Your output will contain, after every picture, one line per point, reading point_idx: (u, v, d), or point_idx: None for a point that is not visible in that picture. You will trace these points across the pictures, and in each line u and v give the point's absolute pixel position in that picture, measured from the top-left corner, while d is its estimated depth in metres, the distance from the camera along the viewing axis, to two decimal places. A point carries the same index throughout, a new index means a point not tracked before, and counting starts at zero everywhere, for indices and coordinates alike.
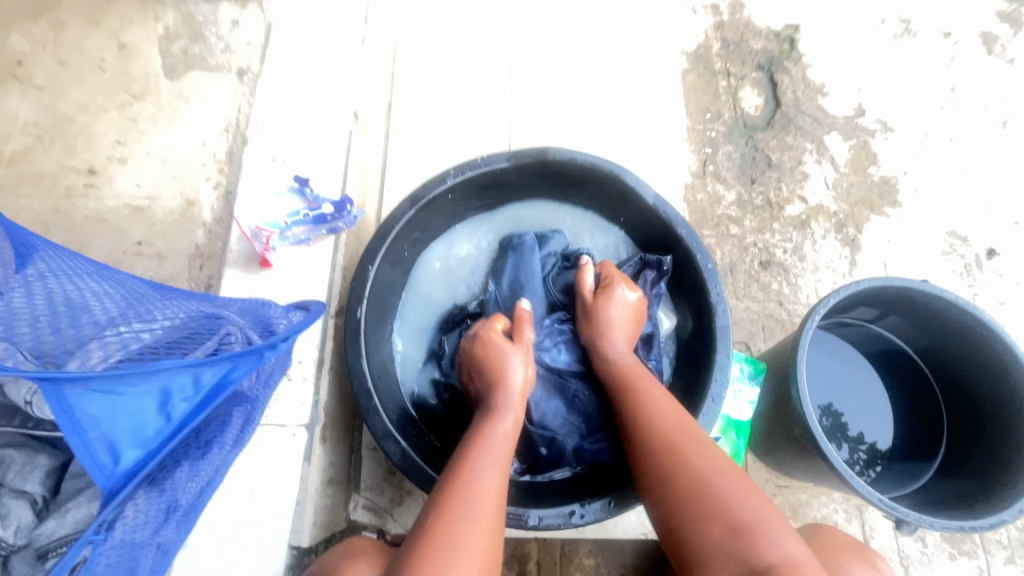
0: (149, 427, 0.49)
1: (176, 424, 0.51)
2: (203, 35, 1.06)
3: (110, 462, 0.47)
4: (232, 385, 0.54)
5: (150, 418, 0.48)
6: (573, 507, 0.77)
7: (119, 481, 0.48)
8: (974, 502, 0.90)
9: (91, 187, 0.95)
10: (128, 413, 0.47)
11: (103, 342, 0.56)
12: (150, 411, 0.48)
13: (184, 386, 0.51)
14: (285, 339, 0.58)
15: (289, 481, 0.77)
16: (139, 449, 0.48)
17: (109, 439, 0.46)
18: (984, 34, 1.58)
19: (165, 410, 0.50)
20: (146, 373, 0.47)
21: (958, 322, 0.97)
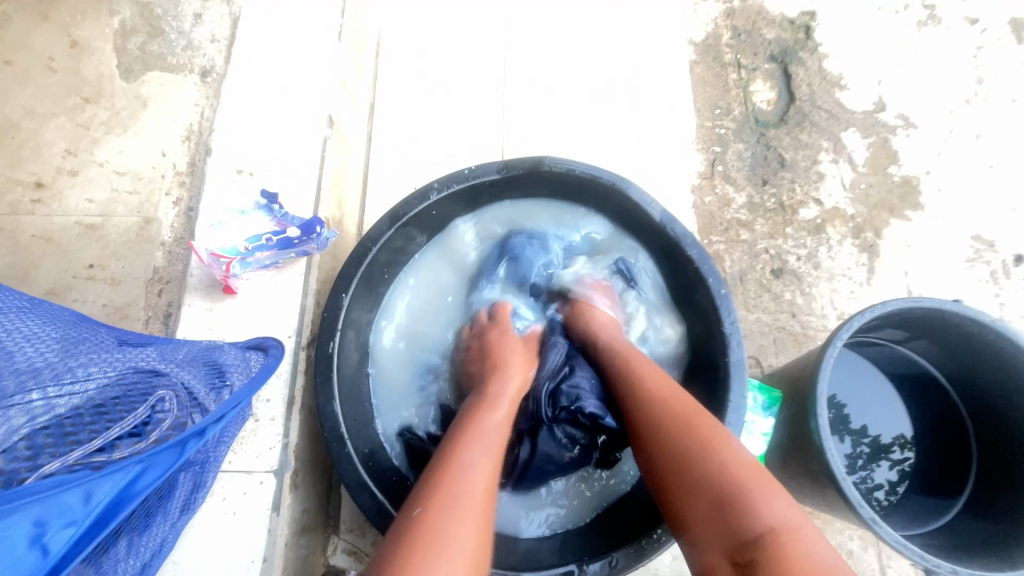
0: (20, 569, 0.38)
1: (54, 562, 0.40)
2: (162, 30, 0.96)
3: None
4: (134, 497, 0.45)
5: (21, 554, 0.37)
6: (570, 567, 0.69)
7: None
8: (1010, 547, 0.83)
9: (38, 203, 0.86)
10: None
11: (4, 415, 0.44)
12: (22, 545, 0.37)
13: (68, 502, 0.40)
14: (214, 421, 0.52)
15: (255, 537, 0.70)
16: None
17: None
18: (1014, 20, 1.47)
19: (40, 542, 0.38)
20: (13, 503, 0.36)
21: (993, 347, 0.88)
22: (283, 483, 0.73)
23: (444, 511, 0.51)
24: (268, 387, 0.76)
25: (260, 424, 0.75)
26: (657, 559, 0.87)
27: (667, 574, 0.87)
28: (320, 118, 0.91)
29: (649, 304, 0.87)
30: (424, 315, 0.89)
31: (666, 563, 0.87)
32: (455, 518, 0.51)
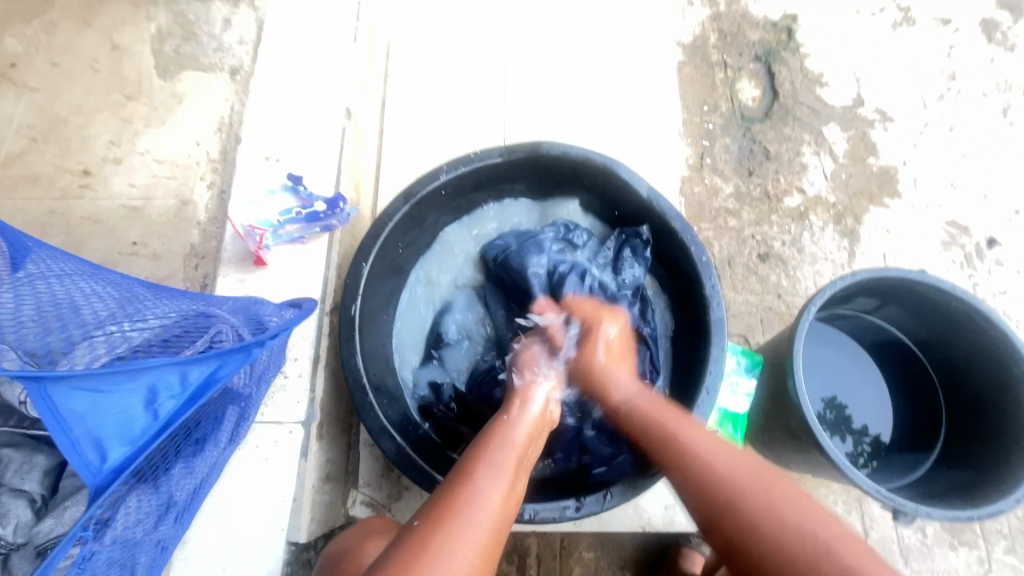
0: (137, 424, 0.49)
1: (164, 422, 0.51)
2: (196, 34, 1.06)
3: (97, 459, 0.47)
4: (219, 381, 0.55)
5: (138, 414, 0.49)
6: (568, 501, 0.76)
7: (107, 478, 0.47)
8: (971, 493, 0.91)
9: (85, 189, 0.96)
10: (114, 409, 0.48)
11: (91, 344, 0.58)
12: (139, 407, 0.49)
13: (169, 382, 0.52)
14: (272, 335, 0.59)
15: (286, 478, 0.78)
16: (128, 445, 0.48)
17: (93, 435, 0.46)
18: (984, 21, 1.56)
19: (152, 406, 0.50)
20: (134, 369, 0.48)
21: (956, 312, 0.96)
22: (310, 432, 0.81)
23: (476, 479, 0.60)
24: (296, 347, 0.84)
25: (289, 380, 0.83)
26: (649, 508, 0.96)
27: (659, 522, 0.96)
28: (339, 111, 1.01)
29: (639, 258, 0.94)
30: (440, 291, 0.99)
31: (658, 511, 0.96)
32: (483, 484, 0.60)
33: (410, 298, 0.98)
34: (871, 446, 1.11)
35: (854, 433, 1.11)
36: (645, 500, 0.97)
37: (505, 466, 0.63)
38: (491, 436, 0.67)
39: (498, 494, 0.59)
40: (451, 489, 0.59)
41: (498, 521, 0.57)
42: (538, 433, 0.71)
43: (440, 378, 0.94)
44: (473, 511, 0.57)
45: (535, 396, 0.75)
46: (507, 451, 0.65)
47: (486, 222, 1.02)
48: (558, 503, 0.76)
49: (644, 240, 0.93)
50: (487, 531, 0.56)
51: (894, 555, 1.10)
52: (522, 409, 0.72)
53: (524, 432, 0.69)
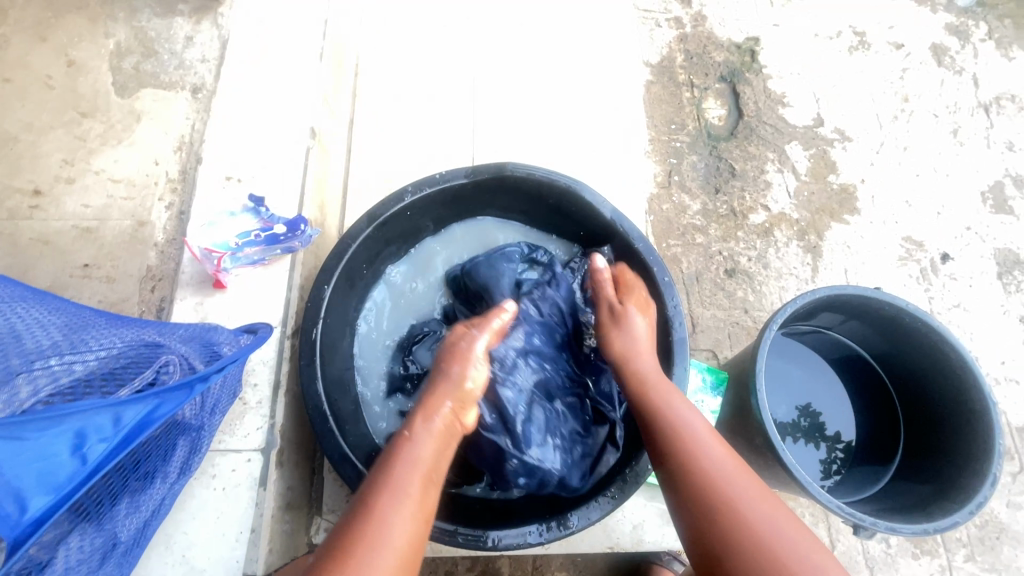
0: (62, 470, 0.48)
1: (93, 468, 0.50)
2: (156, 51, 1.05)
3: (16, 511, 0.46)
4: (157, 421, 0.54)
5: (62, 460, 0.48)
6: (532, 526, 0.75)
7: (27, 530, 0.46)
8: (928, 506, 0.93)
9: (36, 209, 0.92)
10: (36, 457, 0.47)
11: (30, 376, 0.54)
12: (64, 453, 0.48)
13: (101, 425, 0.50)
14: (217, 369, 0.59)
15: (243, 509, 0.75)
16: (50, 494, 0.47)
17: (13, 486, 0.45)
18: (934, 46, 1.64)
19: (80, 452, 0.49)
20: (58, 415, 0.47)
21: (910, 327, 1.00)
22: (269, 460, 0.79)
23: (379, 514, 0.57)
24: (256, 372, 0.82)
25: (248, 407, 0.81)
26: (619, 529, 0.95)
27: (628, 543, 0.95)
28: (304, 130, 1.00)
29: (602, 280, 0.95)
30: (404, 316, 0.98)
31: (626, 532, 0.95)
32: (387, 518, 0.57)
33: (375, 315, 0.96)
34: (845, 452, 1.14)
35: (827, 439, 1.14)
36: (614, 521, 0.96)
37: (411, 491, 0.60)
38: (397, 453, 0.64)
39: (403, 527, 0.57)
40: (353, 526, 0.57)
41: (405, 556, 0.56)
42: (447, 440, 0.67)
43: (405, 406, 0.91)
44: (376, 552, 0.55)
45: (442, 400, 0.69)
46: (411, 477, 0.61)
47: (449, 246, 1.02)
48: (522, 530, 0.75)
49: (606, 258, 0.95)
50: (387, 574, 0.54)
51: (859, 567, 1.12)
52: (427, 419, 0.67)
53: (430, 447, 0.65)
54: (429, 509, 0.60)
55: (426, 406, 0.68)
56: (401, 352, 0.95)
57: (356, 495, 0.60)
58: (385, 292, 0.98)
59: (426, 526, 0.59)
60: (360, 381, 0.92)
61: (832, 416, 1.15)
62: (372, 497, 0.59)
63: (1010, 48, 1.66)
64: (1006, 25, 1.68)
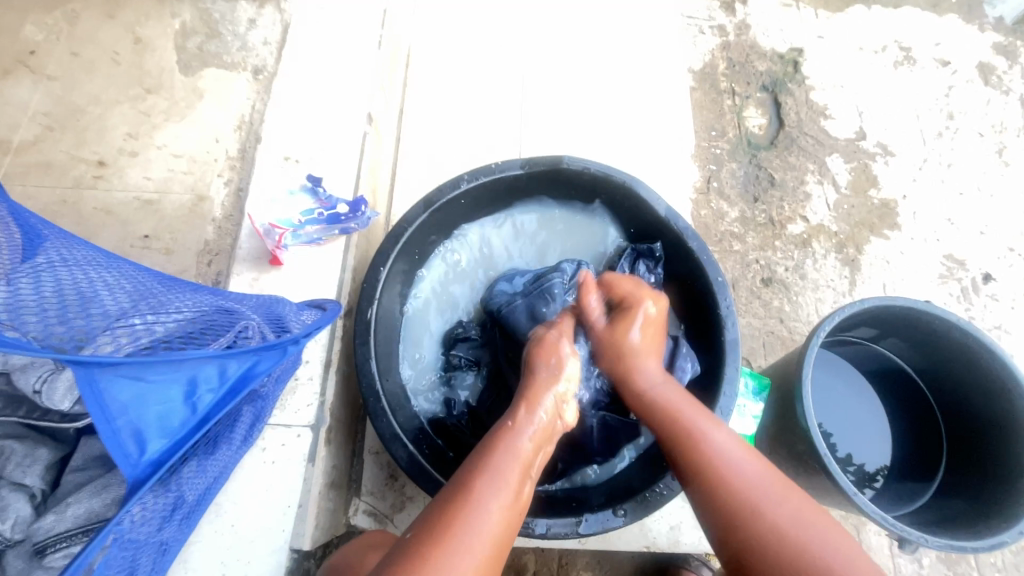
0: (176, 416, 0.50)
1: (200, 417, 0.52)
2: (220, 32, 1.07)
3: (136, 452, 0.47)
4: (256, 377, 0.56)
5: (176, 407, 0.50)
6: (581, 516, 0.75)
7: (145, 470, 0.48)
8: (973, 524, 0.91)
9: (99, 179, 0.94)
10: (158, 399, 0.48)
11: (114, 335, 0.54)
12: (178, 400, 0.50)
13: (209, 376, 0.52)
14: (306, 334, 0.60)
15: (293, 483, 0.76)
16: (166, 438, 0.49)
17: (135, 426, 0.47)
18: (981, 64, 1.62)
19: (190, 401, 0.51)
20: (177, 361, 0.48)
21: (959, 343, 0.98)
22: (319, 437, 0.80)
23: (476, 500, 0.59)
24: (308, 350, 0.83)
25: (300, 382, 0.82)
26: (654, 528, 0.95)
27: (664, 543, 0.94)
28: (361, 116, 1.01)
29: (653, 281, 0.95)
30: (447, 308, 0.98)
31: (663, 532, 0.95)
32: (483, 505, 0.59)
33: (418, 306, 0.96)
34: (859, 474, 1.12)
35: (840, 461, 1.12)
36: (649, 520, 0.95)
37: (509, 481, 0.63)
38: (495, 445, 0.67)
39: (499, 515, 0.59)
40: (451, 504, 0.59)
41: (495, 542, 0.58)
42: (545, 439, 0.70)
43: (448, 397, 0.93)
44: (470, 532, 0.57)
45: (545, 397, 0.73)
46: (513, 468, 0.64)
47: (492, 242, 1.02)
48: (569, 518, 0.75)
49: (658, 258, 0.94)
50: (484, 551, 0.56)
51: None
52: (529, 415, 0.71)
53: (530, 440, 0.68)
54: (520, 502, 0.62)
55: (529, 398, 0.72)
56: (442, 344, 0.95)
57: (457, 475, 0.63)
58: (427, 282, 0.98)
59: (519, 515, 0.62)
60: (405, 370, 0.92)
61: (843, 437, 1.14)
62: (476, 482, 0.61)
63: None
64: None
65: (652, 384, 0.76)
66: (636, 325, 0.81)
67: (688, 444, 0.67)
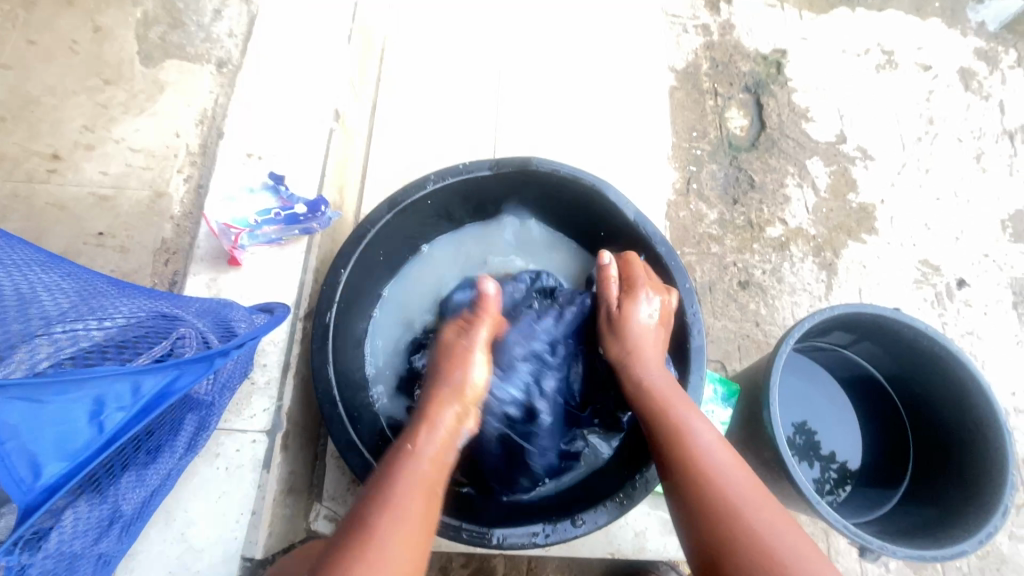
0: (78, 437, 0.47)
1: (110, 436, 0.49)
2: (184, 22, 1.03)
3: (30, 476, 0.45)
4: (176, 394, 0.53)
5: (80, 427, 0.47)
6: (539, 527, 0.75)
7: (39, 497, 0.45)
8: (933, 532, 0.92)
9: (53, 173, 0.91)
10: (54, 420, 0.45)
11: (31, 346, 0.52)
12: (82, 420, 0.47)
13: (120, 393, 0.49)
14: (239, 346, 0.57)
15: (245, 490, 0.74)
16: (64, 462, 0.47)
17: (26, 450, 0.44)
18: (962, 69, 1.62)
19: (97, 420, 0.48)
20: (78, 380, 0.46)
21: (928, 351, 0.98)
22: (274, 443, 0.78)
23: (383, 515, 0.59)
24: (265, 353, 0.81)
25: (255, 387, 0.79)
26: (620, 536, 0.94)
27: (629, 550, 0.94)
28: (327, 112, 0.98)
29: None
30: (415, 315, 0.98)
31: (628, 539, 0.94)
32: (382, 540, 0.57)
33: (387, 315, 0.97)
34: (841, 471, 1.13)
35: (822, 459, 1.13)
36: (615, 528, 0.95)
37: (411, 507, 0.61)
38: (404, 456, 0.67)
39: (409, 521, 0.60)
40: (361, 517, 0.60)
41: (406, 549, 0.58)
42: (446, 453, 0.69)
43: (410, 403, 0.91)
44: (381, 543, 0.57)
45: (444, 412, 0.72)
46: (415, 491, 0.63)
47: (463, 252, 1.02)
48: (527, 528, 0.75)
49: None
50: None
51: None
52: (430, 433, 0.70)
53: (430, 460, 0.67)
54: (427, 527, 0.61)
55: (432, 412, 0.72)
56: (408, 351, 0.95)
57: (353, 512, 0.61)
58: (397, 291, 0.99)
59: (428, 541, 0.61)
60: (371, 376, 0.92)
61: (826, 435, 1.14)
62: (373, 515, 0.59)
63: None
64: None
65: (652, 374, 0.78)
66: (643, 305, 0.83)
67: (682, 429, 0.70)
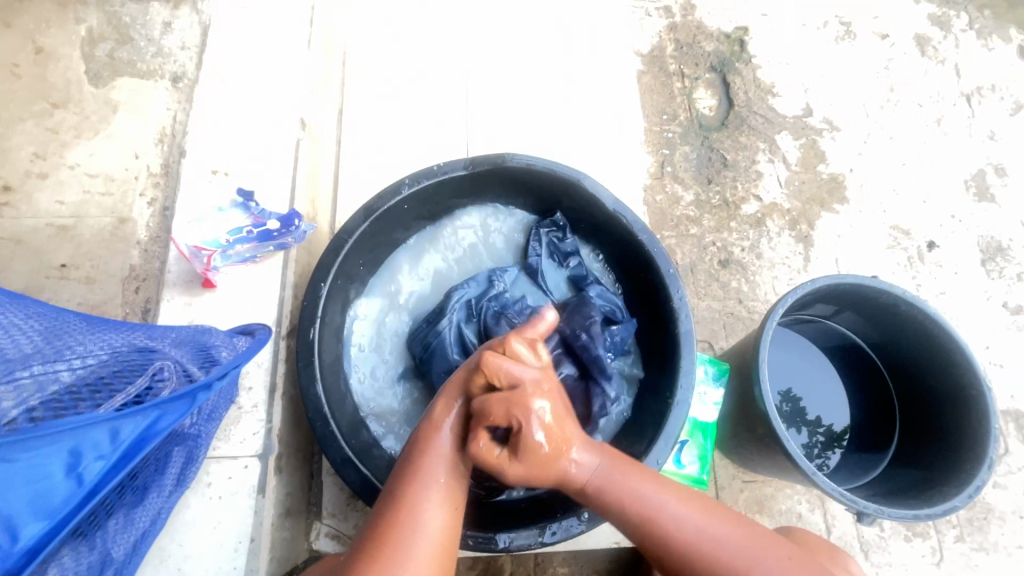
0: (56, 494, 0.45)
1: (90, 488, 0.47)
2: (131, 38, 0.99)
3: (7, 541, 0.43)
4: (157, 435, 0.51)
5: (57, 483, 0.45)
6: (544, 526, 0.74)
7: (19, 560, 0.43)
8: (925, 491, 0.94)
9: (6, 206, 0.87)
10: (27, 479, 0.43)
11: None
12: (59, 474, 0.45)
13: (97, 441, 0.47)
14: (220, 375, 0.56)
15: (243, 518, 0.72)
16: (44, 520, 0.44)
17: (4, 515, 0.42)
18: (918, 36, 1.63)
19: (75, 471, 0.46)
20: (50, 434, 0.43)
21: (907, 315, 1.00)
22: (268, 466, 0.76)
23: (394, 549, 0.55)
24: (250, 375, 0.79)
25: (243, 411, 0.77)
26: None
27: None
28: (293, 121, 0.95)
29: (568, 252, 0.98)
30: (397, 348, 0.94)
31: None
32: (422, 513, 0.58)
33: (366, 351, 0.92)
34: (826, 435, 1.16)
35: (807, 425, 1.15)
36: None
37: (439, 483, 0.59)
38: (433, 431, 0.63)
39: (439, 516, 0.58)
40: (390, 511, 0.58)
41: (446, 539, 0.58)
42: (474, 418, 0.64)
43: None
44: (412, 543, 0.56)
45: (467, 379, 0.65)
46: (443, 468, 0.60)
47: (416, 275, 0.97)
48: (532, 529, 0.74)
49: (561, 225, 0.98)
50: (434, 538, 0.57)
51: (855, 550, 1.14)
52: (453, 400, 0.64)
53: (456, 433, 0.62)
54: (458, 496, 0.60)
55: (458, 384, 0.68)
56: (407, 383, 0.92)
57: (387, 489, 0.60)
58: (369, 330, 0.93)
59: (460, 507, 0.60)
60: (376, 420, 0.88)
61: (811, 400, 1.17)
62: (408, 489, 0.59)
63: (990, 38, 1.65)
64: (987, 15, 1.67)
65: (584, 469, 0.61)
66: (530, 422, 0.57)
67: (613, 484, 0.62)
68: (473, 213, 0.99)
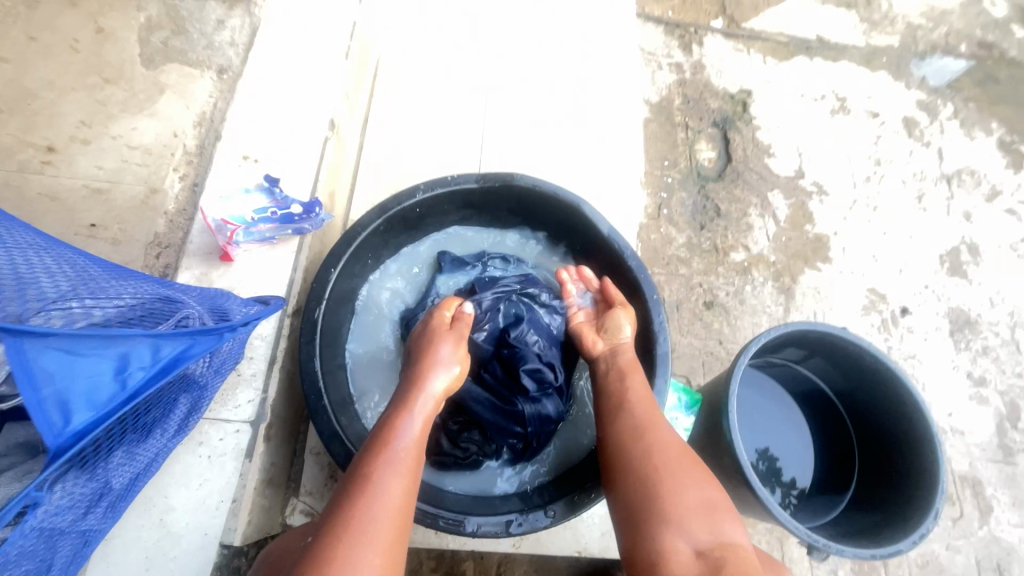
0: (104, 391, 0.50)
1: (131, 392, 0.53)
2: (187, 30, 1.07)
3: (60, 421, 0.48)
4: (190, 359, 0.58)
5: (105, 382, 0.51)
6: (511, 517, 0.79)
7: (68, 441, 0.48)
8: (879, 534, 0.99)
9: (47, 165, 0.93)
10: (82, 373, 0.49)
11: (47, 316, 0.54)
12: (108, 374, 0.51)
13: (142, 354, 0.54)
14: (244, 321, 0.65)
15: (226, 478, 0.76)
16: (93, 411, 0.49)
17: (61, 396, 0.48)
18: (906, 118, 1.76)
19: (122, 376, 0.52)
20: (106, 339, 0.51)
21: (870, 367, 1.07)
22: (256, 434, 0.80)
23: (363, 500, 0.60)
24: (254, 347, 0.84)
25: (242, 379, 0.82)
26: (588, 534, 0.98)
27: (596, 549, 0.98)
28: (324, 122, 1.03)
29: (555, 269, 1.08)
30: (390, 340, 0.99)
31: (595, 538, 0.98)
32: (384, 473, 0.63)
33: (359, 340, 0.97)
34: (798, 495, 1.20)
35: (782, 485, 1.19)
36: (584, 527, 0.99)
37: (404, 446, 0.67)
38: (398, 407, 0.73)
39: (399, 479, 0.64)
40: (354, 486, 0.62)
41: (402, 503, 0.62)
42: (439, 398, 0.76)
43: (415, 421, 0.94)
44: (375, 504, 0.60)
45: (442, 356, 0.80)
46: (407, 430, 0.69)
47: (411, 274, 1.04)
48: (500, 520, 0.79)
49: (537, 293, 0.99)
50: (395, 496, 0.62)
51: None
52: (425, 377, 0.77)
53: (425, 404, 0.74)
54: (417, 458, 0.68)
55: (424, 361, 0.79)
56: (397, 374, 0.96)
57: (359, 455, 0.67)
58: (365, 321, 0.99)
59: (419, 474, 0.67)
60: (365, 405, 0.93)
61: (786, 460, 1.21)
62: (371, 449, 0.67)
63: (972, 128, 1.78)
64: (970, 108, 1.81)
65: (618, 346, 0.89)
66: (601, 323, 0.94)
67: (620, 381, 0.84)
68: (474, 224, 1.07)
